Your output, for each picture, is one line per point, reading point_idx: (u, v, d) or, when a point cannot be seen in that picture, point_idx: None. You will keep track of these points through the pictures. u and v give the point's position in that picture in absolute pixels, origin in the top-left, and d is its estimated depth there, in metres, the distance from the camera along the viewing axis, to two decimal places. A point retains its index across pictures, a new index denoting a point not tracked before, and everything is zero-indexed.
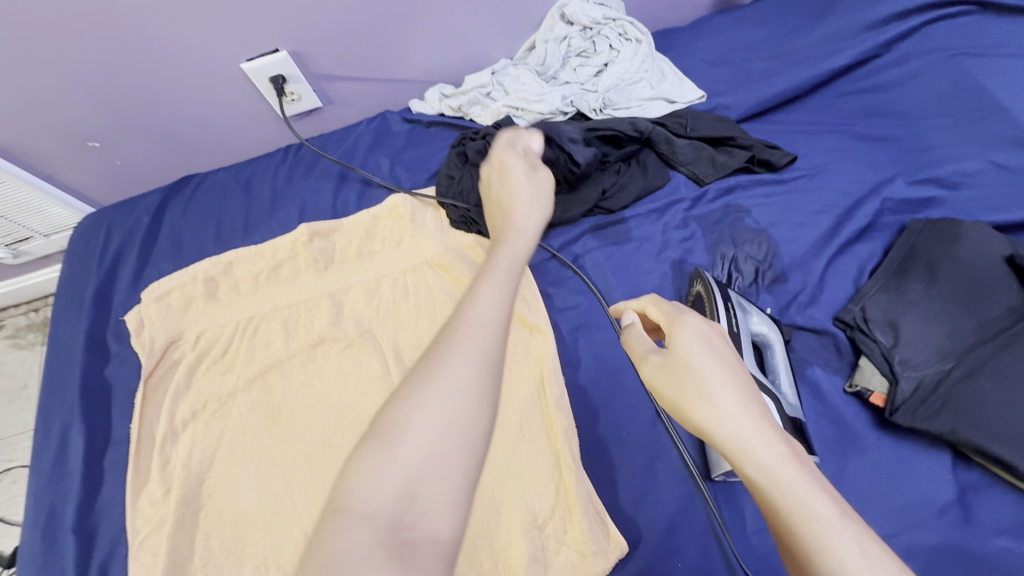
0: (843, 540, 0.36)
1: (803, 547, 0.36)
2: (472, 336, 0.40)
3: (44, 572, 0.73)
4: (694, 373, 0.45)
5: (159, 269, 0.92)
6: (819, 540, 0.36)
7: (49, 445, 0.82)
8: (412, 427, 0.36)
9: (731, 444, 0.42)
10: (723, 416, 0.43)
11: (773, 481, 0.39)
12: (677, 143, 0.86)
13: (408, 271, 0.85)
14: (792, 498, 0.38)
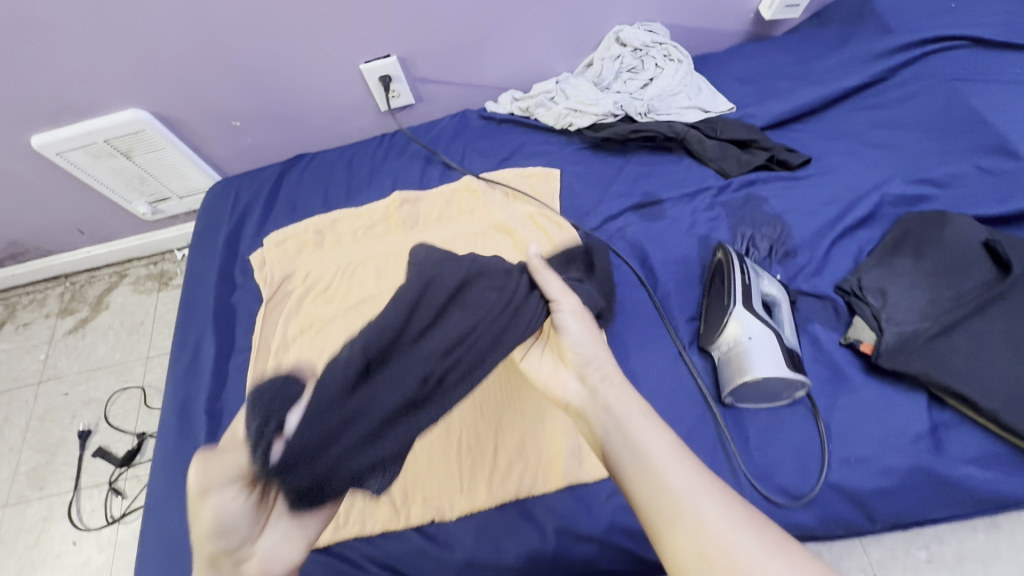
0: (679, 466, 0.58)
1: (658, 474, 0.57)
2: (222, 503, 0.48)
3: (182, 441, 0.93)
4: (630, 438, 0.61)
5: (277, 222, 1.14)
6: (666, 467, 0.58)
7: (185, 349, 1.03)
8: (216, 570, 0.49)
9: (660, 487, 0.57)
10: (655, 468, 0.58)
11: (638, 425, 0.61)
12: (708, 142, 1.04)
13: (479, 234, 1.03)
14: (650, 444, 0.60)
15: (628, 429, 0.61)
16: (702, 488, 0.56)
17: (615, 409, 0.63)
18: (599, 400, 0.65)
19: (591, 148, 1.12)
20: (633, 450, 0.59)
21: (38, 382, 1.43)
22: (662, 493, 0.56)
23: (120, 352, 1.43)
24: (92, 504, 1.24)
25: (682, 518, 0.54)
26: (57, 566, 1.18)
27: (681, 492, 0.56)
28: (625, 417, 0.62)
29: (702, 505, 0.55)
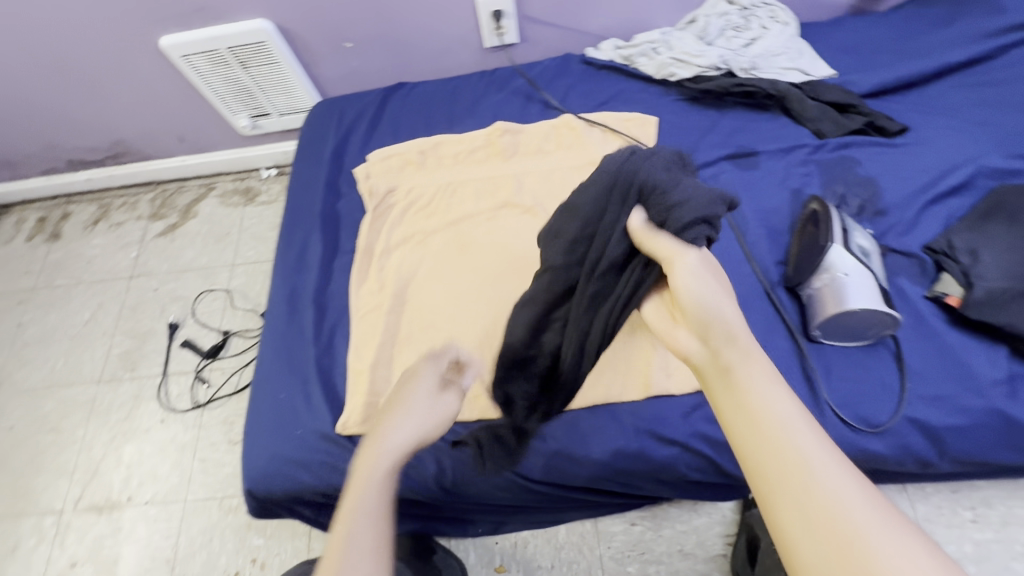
0: (806, 435, 0.48)
1: (771, 431, 0.48)
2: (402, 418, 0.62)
3: (291, 325, 1.01)
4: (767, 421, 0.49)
5: (381, 142, 1.21)
6: (786, 433, 0.48)
7: (292, 247, 1.10)
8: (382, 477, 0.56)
9: (803, 477, 0.45)
10: (798, 454, 0.46)
11: (760, 385, 0.52)
12: (808, 103, 1.07)
13: (577, 168, 1.09)
14: (775, 409, 0.50)
15: (745, 390, 0.52)
16: (829, 462, 0.46)
17: (737, 370, 0.54)
18: (722, 358, 0.55)
19: (688, 99, 1.15)
20: (749, 412, 0.50)
21: (129, 277, 1.53)
22: (775, 460, 0.47)
23: (206, 257, 1.52)
24: (179, 389, 1.34)
25: (794, 491, 0.45)
26: (146, 439, 1.29)
27: (799, 462, 0.46)
28: (744, 377, 0.53)
29: (828, 482, 0.44)
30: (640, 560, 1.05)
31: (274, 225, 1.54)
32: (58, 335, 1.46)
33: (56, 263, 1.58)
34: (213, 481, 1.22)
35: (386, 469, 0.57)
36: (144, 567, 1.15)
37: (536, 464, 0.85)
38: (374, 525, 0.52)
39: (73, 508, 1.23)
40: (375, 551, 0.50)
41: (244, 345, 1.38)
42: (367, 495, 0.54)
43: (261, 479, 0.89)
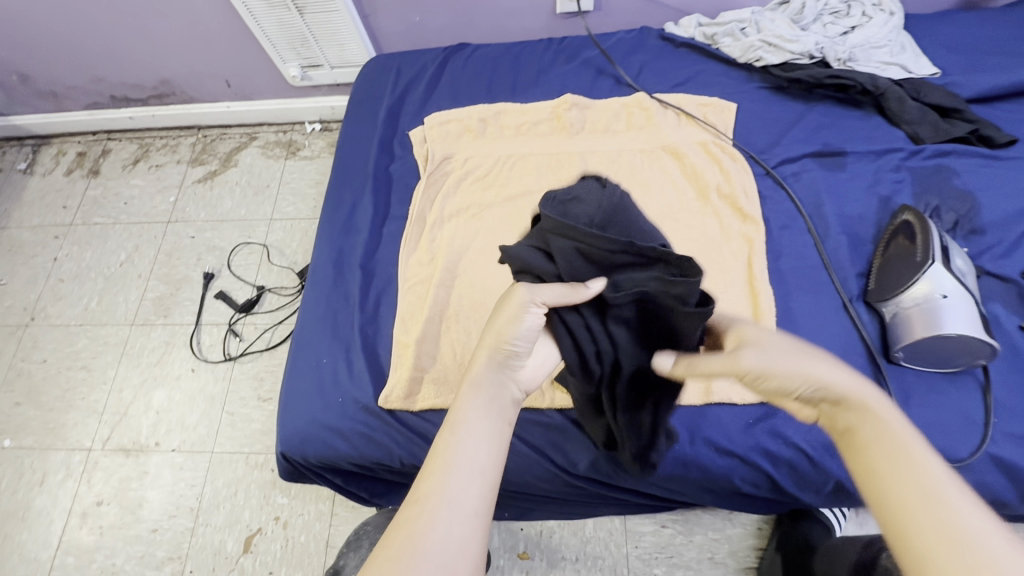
0: (964, 507, 0.41)
1: (910, 485, 0.44)
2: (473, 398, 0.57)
3: (337, 288, 0.98)
4: (903, 469, 0.45)
5: (439, 105, 1.15)
6: (936, 509, 0.42)
7: (340, 207, 1.06)
8: (467, 449, 0.53)
9: (941, 526, 0.41)
10: (935, 498, 0.42)
11: (898, 449, 0.46)
12: (908, 103, 0.99)
13: (646, 151, 1.02)
14: (928, 473, 0.44)
15: (891, 451, 0.46)
16: (987, 535, 0.40)
17: (875, 434, 0.48)
18: (860, 426, 0.49)
19: (772, 88, 1.08)
20: (890, 471, 0.45)
21: (166, 221, 1.50)
22: (910, 537, 0.41)
23: (244, 209, 1.49)
24: (211, 339, 1.32)
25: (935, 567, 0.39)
26: (176, 387, 1.28)
27: (949, 537, 0.40)
28: (888, 440, 0.47)
29: (985, 552, 0.39)
30: (668, 564, 1.02)
31: (315, 182, 1.50)
32: (94, 274, 1.45)
33: (94, 199, 1.56)
34: (240, 435, 1.21)
35: (468, 443, 0.53)
36: (168, 512, 1.16)
37: (582, 460, 0.81)
38: (469, 477, 0.51)
39: (102, 447, 1.24)
40: (469, 501, 0.50)
41: (278, 302, 1.35)
42: (462, 448, 0.53)
43: (296, 444, 0.86)
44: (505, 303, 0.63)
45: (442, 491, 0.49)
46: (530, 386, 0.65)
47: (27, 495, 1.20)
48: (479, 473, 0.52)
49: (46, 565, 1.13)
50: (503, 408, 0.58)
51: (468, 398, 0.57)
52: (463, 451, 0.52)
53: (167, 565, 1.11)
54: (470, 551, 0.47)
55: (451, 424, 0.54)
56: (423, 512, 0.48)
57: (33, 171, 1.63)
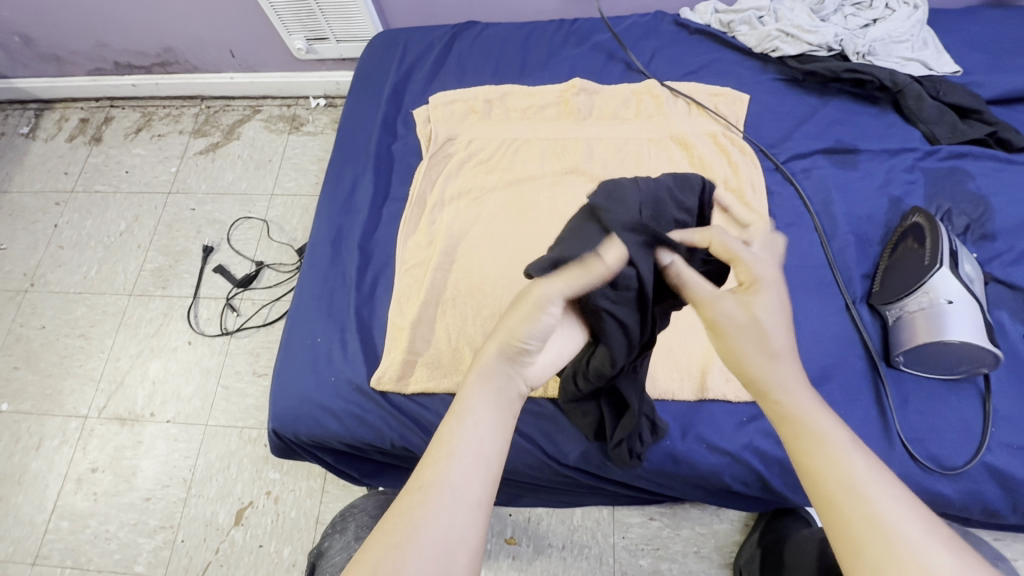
0: (881, 495, 0.44)
1: (848, 480, 0.45)
2: (481, 382, 0.53)
3: (333, 267, 0.97)
4: (838, 459, 0.46)
5: (444, 85, 1.12)
6: (858, 499, 0.44)
7: (341, 184, 1.05)
8: (469, 436, 0.49)
9: (868, 519, 0.43)
10: (860, 486, 0.45)
11: (824, 445, 0.47)
12: (926, 102, 0.96)
13: (654, 141, 1.00)
14: (850, 467, 0.46)
15: (814, 448, 0.47)
16: (905, 524, 0.42)
17: (800, 429, 0.48)
18: (783, 424, 0.50)
19: (787, 80, 1.05)
20: (822, 468, 0.46)
21: (167, 192, 1.49)
22: (840, 526, 0.44)
23: (246, 183, 1.47)
24: (208, 313, 1.32)
25: (861, 559, 0.42)
26: (172, 359, 1.28)
27: (870, 527, 0.43)
28: (813, 436, 0.48)
29: (905, 542, 0.42)
30: (654, 555, 1.02)
31: (318, 158, 1.48)
32: (93, 242, 1.45)
33: (96, 167, 1.55)
34: (235, 409, 1.22)
35: (475, 430, 0.50)
36: (161, 482, 1.17)
37: (573, 451, 0.81)
38: (473, 467, 0.48)
39: (97, 415, 1.24)
40: (471, 490, 0.47)
41: (277, 279, 1.35)
42: (466, 438, 0.49)
43: (288, 421, 0.86)
44: (525, 293, 0.55)
45: (446, 481, 0.46)
46: (541, 380, 0.57)
47: (23, 459, 1.21)
48: (483, 464, 0.48)
49: (41, 528, 1.15)
50: (510, 399, 0.54)
51: (474, 384, 0.53)
52: (467, 440, 0.49)
53: (159, 533, 1.12)
54: (470, 541, 0.45)
55: (456, 413, 0.51)
56: (426, 503, 0.46)
57: (34, 135, 1.62)
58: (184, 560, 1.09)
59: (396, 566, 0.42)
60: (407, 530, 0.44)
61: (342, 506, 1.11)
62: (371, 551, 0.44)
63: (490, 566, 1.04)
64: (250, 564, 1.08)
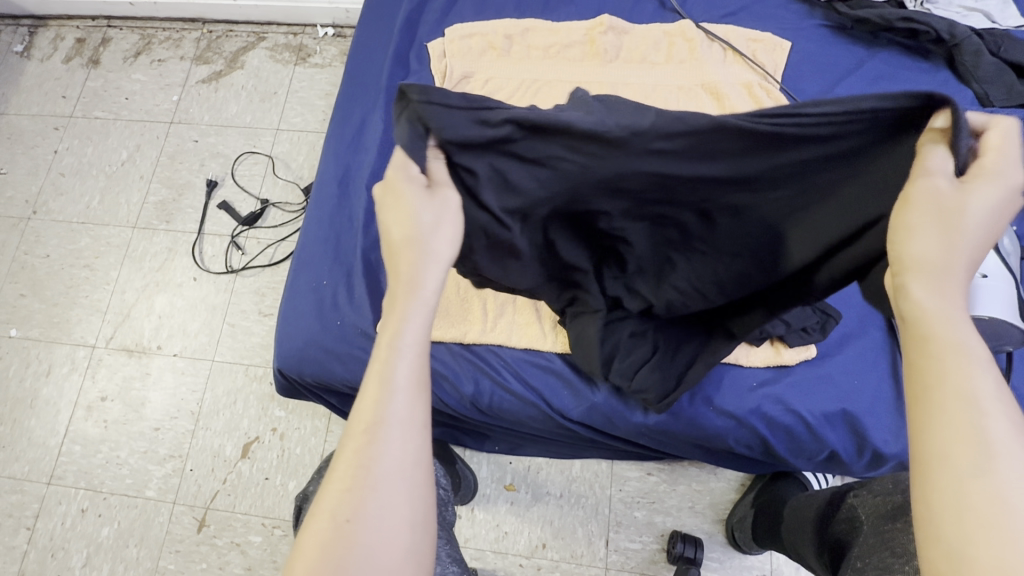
0: (1000, 414, 0.33)
1: (964, 381, 0.34)
2: (405, 305, 0.47)
3: (339, 208, 0.94)
4: (959, 355, 0.35)
5: (463, 16, 1.04)
6: (970, 406, 0.33)
7: (349, 121, 0.99)
8: (402, 362, 0.45)
9: (969, 428, 0.33)
10: (974, 393, 0.33)
11: (962, 348, 0.35)
12: (985, 58, 0.88)
13: (683, 89, 0.94)
14: (982, 377, 0.34)
15: (942, 348, 0.35)
16: (1016, 447, 0.32)
17: (924, 327, 0.37)
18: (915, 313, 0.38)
19: (834, 27, 0.96)
20: (933, 369, 0.35)
21: (169, 122, 1.43)
22: (926, 421, 0.34)
23: (250, 116, 1.41)
24: (213, 250, 1.30)
25: (941, 474, 0.33)
26: (178, 294, 1.28)
27: (971, 437, 0.32)
28: (952, 337, 0.35)
29: (1006, 461, 0.31)
30: (649, 508, 1.04)
31: (325, 93, 1.41)
32: (95, 171, 1.41)
33: (94, 92, 1.49)
34: (240, 347, 1.22)
35: (411, 353, 0.45)
36: (169, 414, 1.19)
37: (578, 406, 0.81)
38: (412, 395, 0.44)
39: (105, 345, 1.25)
40: (417, 416, 0.44)
41: (282, 218, 1.32)
42: (402, 363, 0.44)
43: (293, 362, 0.86)
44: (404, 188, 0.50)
45: (387, 413, 0.43)
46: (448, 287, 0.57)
47: (34, 384, 1.23)
48: (422, 389, 0.45)
49: (54, 451, 1.18)
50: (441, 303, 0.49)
51: (397, 309, 0.47)
52: (402, 366, 0.44)
53: (169, 461, 1.16)
54: (423, 461, 0.44)
55: (382, 339, 0.45)
56: (367, 439, 0.42)
57: (30, 55, 1.54)
58: (194, 487, 1.13)
59: (353, 510, 0.40)
60: (344, 467, 0.42)
61: None
62: (329, 498, 0.41)
63: (488, 509, 1.07)
64: (256, 494, 1.11)
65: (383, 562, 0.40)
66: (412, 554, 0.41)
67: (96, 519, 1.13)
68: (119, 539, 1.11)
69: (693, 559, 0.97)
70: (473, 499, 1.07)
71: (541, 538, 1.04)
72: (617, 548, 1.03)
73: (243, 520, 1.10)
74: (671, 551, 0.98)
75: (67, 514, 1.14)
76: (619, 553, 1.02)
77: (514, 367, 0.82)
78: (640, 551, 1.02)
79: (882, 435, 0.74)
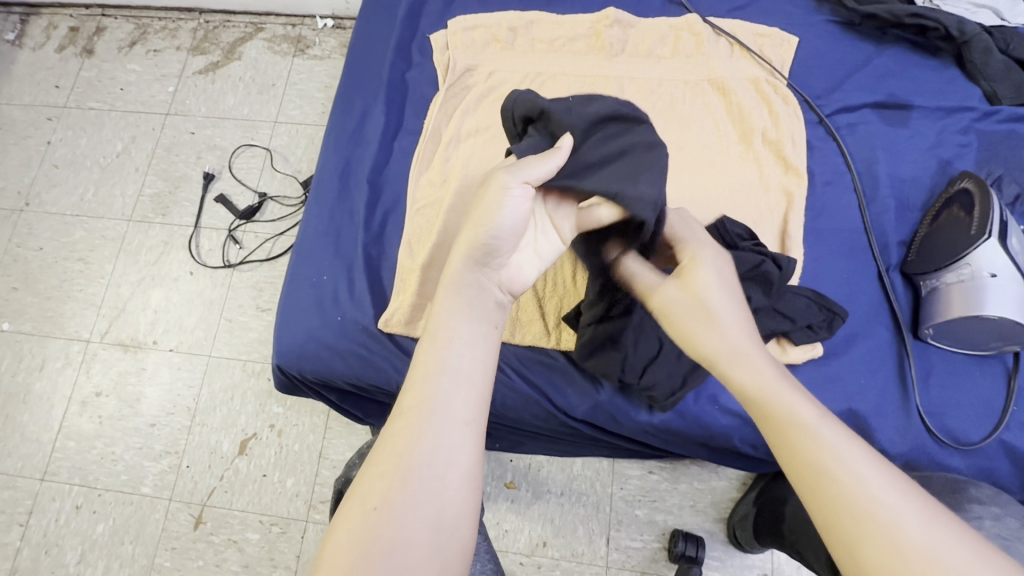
0: (856, 472, 0.44)
1: (824, 456, 0.45)
2: (461, 303, 0.52)
3: (340, 202, 0.92)
4: (808, 433, 0.47)
5: (466, 7, 1.03)
6: (829, 475, 0.44)
7: (350, 114, 0.98)
8: (453, 358, 0.49)
9: (844, 496, 0.43)
10: (831, 460, 0.45)
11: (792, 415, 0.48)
12: (993, 56, 0.88)
13: (690, 84, 0.93)
14: (819, 436, 0.47)
15: (784, 424, 0.48)
16: (876, 497, 0.42)
17: (774, 411, 0.49)
18: (755, 401, 0.51)
19: (842, 23, 0.95)
20: (792, 449, 0.47)
21: (166, 113, 1.41)
22: (810, 498, 0.45)
23: (248, 108, 1.39)
24: (210, 244, 1.28)
25: (836, 538, 0.43)
26: (174, 288, 1.26)
27: (841, 502, 0.43)
28: (783, 411, 0.49)
29: (876, 514, 0.42)
30: (650, 507, 1.04)
31: (324, 85, 1.39)
32: (89, 162, 1.38)
33: (88, 82, 1.46)
34: (238, 342, 1.21)
35: (463, 349, 0.50)
36: (165, 410, 1.17)
37: (582, 405, 0.80)
38: (456, 391, 0.48)
39: (100, 340, 1.23)
40: (458, 414, 0.47)
41: (281, 212, 1.30)
42: (446, 360, 0.49)
43: (293, 358, 0.84)
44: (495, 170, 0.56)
45: (433, 403, 0.47)
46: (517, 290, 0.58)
47: (27, 379, 1.22)
48: (465, 386, 0.48)
49: (48, 446, 1.17)
50: (487, 310, 0.54)
51: (452, 307, 0.52)
52: (454, 361, 0.49)
53: (165, 458, 1.14)
54: (463, 461, 0.46)
55: (435, 334, 0.50)
56: (411, 426, 0.46)
57: (22, 43, 1.51)
58: (190, 484, 1.12)
59: (383, 497, 0.43)
60: (388, 454, 0.45)
61: (345, 442, 1.12)
62: (365, 483, 0.45)
63: (488, 507, 1.06)
64: (254, 492, 1.10)
65: (410, 556, 0.41)
66: (438, 553, 0.42)
67: (90, 516, 1.12)
68: (114, 535, 1.10)
69: (695, 558, 0.96)
70: None
71: (542, 536, 1.03)
72: (618, 547, 1.02)
73: (240, 517, 1.09)
74: (672, 550, 0.98)
75: (61, 511, 1.12)
76: (620, 552, 1.02)
77: (517, 365, 0.81)
78: (641, 550, 1.02)
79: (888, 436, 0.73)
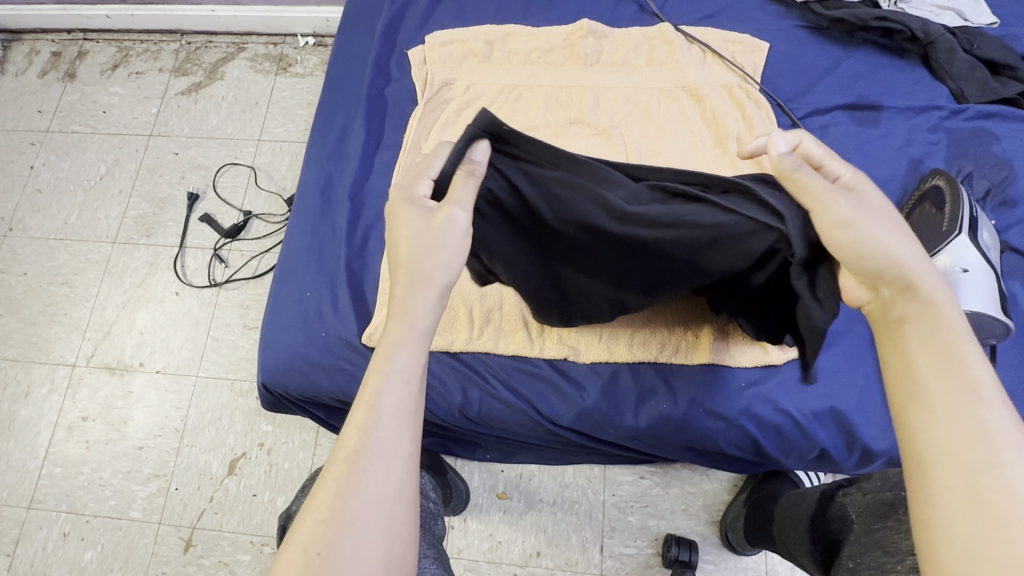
0: (999, 407, 0.42)
1: (972, 387, 0.43)
2: (397, 341, 0.52)
3: (321, 218, 0.92)
4: (956, 363, 0.44)
5: (442, 23, 1.04)
6: (976, 405, 0.42)
7: (330, 130, 0.98)
8: (384, 395, 0.49)
9: (981, 430, 0.41)
10: (976, 390, 0.42)
11: (950, 347, 0.45)
12: (958, 56, 0.90)
13: (664, 91, 0.94)
14: (972, 374, 0.43)
15: (942, 349, 0.45)
16: (1015, 438, 0.40)
17: (934, 329, 0.46)
18: (907, 319, 0.48)
19: (811, 28, 0.97)
20: (942, 372, 0.44)
21: (148, 134, 1.41)
22: (945, 421, 0.42)
23: (231, 127, 1.40)
24: (196, 264, 1.28)
25: (960, 464, 0.40)
26: (160, 309, 1.25)
27: (976, 432, 0.41)
28: (944, 337, 0.45)
29: (1010, 451, 0.40)
30: (643, 512, 1.04)
31: (307, 102, 1.40)
32: (73, 186, 1.38)
33: (70, 106, 1.46)
34: (226, 361, 1.20)
35: (398, 388, 0.50)
36: (152, 432, 1.16)
37: (567, 412, 0.80)
38: (397, 426, 0.49)
39: (85, 364, 1.22)
40: (399, 449, 0.48)
41: (266, 229, 1.30)
42: (387, 394, 0.49)
43: (277, 375, 0.84)
44: (390, 211, 0.57)
45: (370, 442, 0.47)
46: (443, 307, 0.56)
47: (12, 407, 1.20)
48: (406, 420, 0.49)
49: (34, 473, 1.15)
50: (421, 339, 0.54)
51: (387, 345, 0.52)
52: (389, 398, 0.49)
53: (154, 481, 1.13)
54: (404, 495, 0.47)
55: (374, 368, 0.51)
56: (351, 467, 0.46)
57: (4, 69, 1.52)
58: (179, 507, 1.11)
59: (326, 542, 0.43)
60: (327, 495, 0.45)
61: None
62: (304, 530, 0.44)
63: (481, 519, 1.05)
64: (244, 512, 1.09)
65: None
66: None
67: (78, 543, 1.10)
68: (102, 562, 1.08)
69: (688, 564, 0.97)
70: (465, 509, 1.06)
71: (536, 546, 1.03)
72: (612, 554, 1.02)
73: (231, 538, 1.08)
74: (666, 555, 0.98)
75: (48, 539, 1.11)
76: (614, 559, 1.02)
77: (500, 375, 0.81)
78: (635, 556, 1.02)
79: (870, 433, 0.74)
